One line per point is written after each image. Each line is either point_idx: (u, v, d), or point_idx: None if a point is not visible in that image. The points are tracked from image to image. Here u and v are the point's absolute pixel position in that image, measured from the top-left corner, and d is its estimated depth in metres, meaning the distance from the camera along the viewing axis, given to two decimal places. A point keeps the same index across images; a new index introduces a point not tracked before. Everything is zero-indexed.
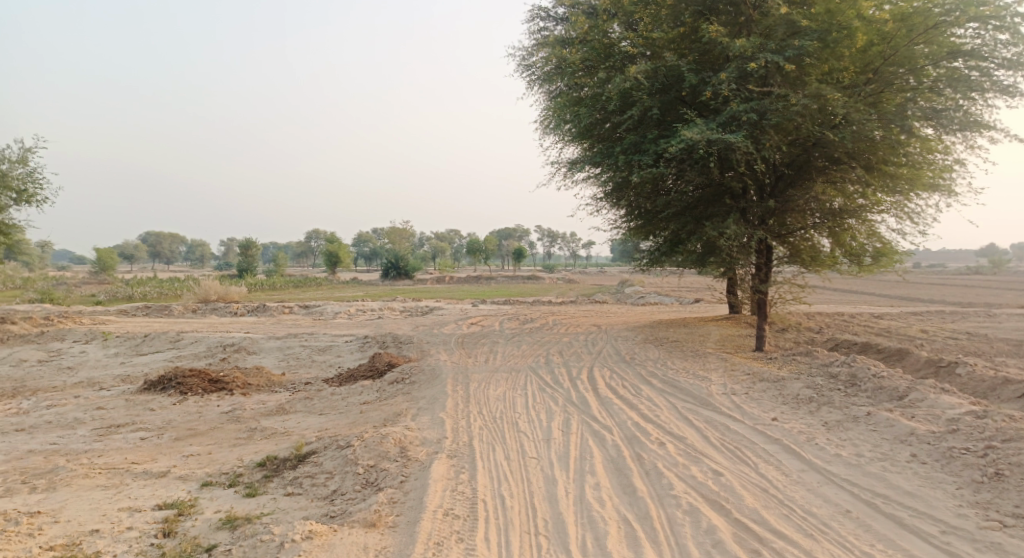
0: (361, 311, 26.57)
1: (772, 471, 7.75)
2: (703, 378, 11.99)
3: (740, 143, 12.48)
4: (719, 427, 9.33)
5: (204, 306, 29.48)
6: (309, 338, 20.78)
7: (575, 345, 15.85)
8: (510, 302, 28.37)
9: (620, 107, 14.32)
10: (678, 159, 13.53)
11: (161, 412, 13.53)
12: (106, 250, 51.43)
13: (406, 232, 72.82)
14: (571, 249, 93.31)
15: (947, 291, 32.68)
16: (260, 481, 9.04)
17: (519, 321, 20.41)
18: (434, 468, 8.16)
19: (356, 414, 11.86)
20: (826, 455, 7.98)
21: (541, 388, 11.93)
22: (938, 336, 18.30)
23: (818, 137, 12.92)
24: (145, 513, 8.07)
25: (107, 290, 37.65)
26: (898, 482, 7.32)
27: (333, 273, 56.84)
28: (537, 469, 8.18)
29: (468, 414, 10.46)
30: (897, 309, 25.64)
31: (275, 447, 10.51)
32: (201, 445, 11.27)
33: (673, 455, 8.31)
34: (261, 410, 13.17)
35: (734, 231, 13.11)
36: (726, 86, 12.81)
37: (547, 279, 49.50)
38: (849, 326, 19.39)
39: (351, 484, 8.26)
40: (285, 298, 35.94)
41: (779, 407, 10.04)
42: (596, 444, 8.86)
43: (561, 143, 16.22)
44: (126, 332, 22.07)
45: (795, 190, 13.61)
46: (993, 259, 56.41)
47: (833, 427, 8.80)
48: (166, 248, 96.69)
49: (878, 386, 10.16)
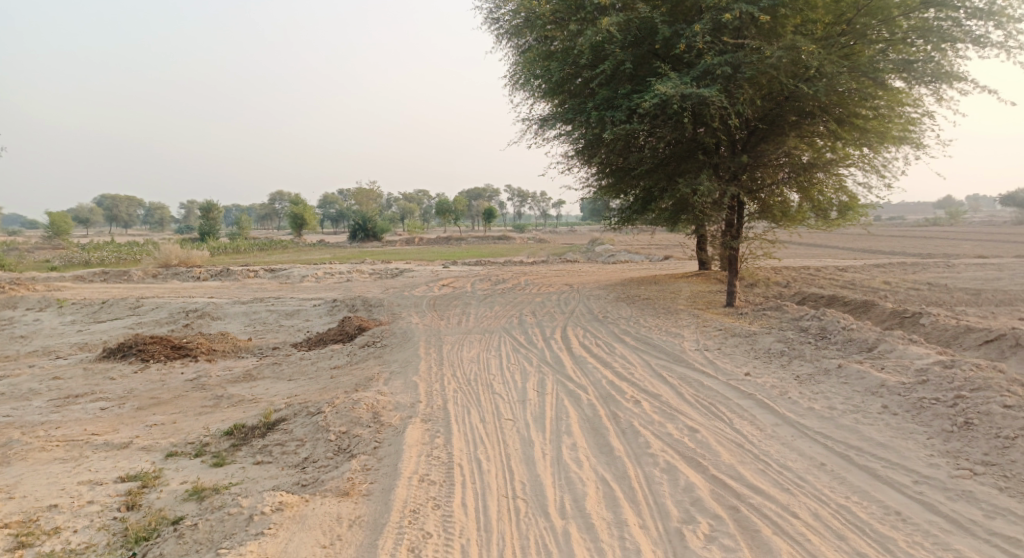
0: (329, 274, 26.15)
1: (747, 427, 7.70)
2: (676, 335, 11.93)
3: (715, 97, 12.28)
4: (694, 383, 9.28)
5: (166, 270, 28.78)
6: (276, 302, 20.38)
7: (546, 304, 15.71)
8: (480, 263, 28.09)
9: (592, 61, 14.04)
10: (651, 115, 13.29)
11: (122, 381, 13.14)
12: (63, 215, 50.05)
13: (372, 193, 71.79)
14: (538, 209, 93.04)
15: (911, 244, 33.12)
16: (227, 450, 8.79)
17: (490, 282, 20.20)
18: (408, 433, 7.98)
19: (326, 379, 11.62)
20: (800, 409, 7.95)
21: (513, 349, 11.78)
22: (903, 288, 18.51)
23: (792, 90, 12.80)
24: (107, 486, 7.80)
25: (65, 256, 36.57)
26: (872, 434, 7.31)
27: (299, 236, 55.98)
28: (512, 431, 8.04)
29: (441, 376, 10.29)
30: (862, 263, 25.93)
31: (242, 414, 10.25)
32: (164, 413, 10.96)
33: (649, 413, 8.23)
34: (227, 377, 12.86)
35: (708, 187, 12.89)
36: (701, 38, 12.58)
37: (517, 238, 49.20)
38: (816, 280, 19.53)
39: (323, 451, 8.06)
40: (250, 262, 35.25)
41: (752, 362, 10.01)
42: (571, 404, 8.74)
43: (530, 99, 15.86)
44: (85, 300, 21.44)
45: (768, 144, 13.47)
46: (951, 212, 57.44)
47: (805, 381, 8.78)
48: (125, 212, 94.34)
49: (848, 339, 10.17)
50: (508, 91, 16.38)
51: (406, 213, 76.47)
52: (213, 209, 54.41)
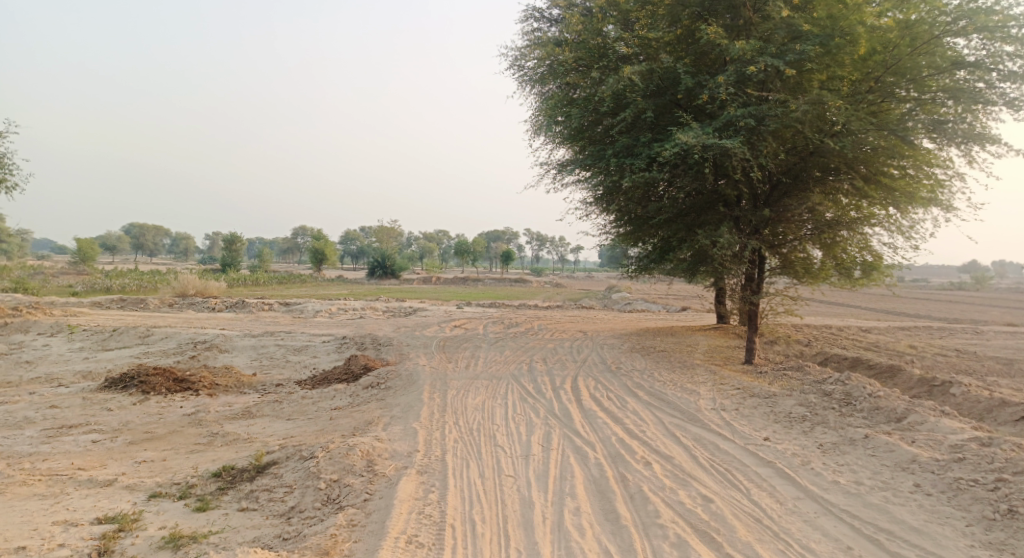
0: (343, 310, 25.88)
1: (766, 499, 7.16)
2: (691, 392, 11.40)
3: (737, 149, 11.92)
4: (709, 445, 8.75)
5: (182, 300, 28.68)
6: (285, 337, 20.05)
7: (559, 352, 15.26)
8: (496, 305, 27.69)
9: (613, 108, 13.77)
10: (671, 163, 12.95)
11: (119, 413, 12.78)
12: (88, 241, 50.52)
13: (392, 231, 71.98)
14: (558, 254, 92.87)
15: (937, 307, 32.31)
16: (213, 494, 8.36)
17: (503, 326, 19.77)
18: (401, 486, 7.51)
19: (325, 421, 11.20)
20: (823, 483, 7.40)
21: (521, 398, 11.30)
22: (929, 352, 17.89)
23: (817, 145, 12.36)
24: (82, 527, 7.40)
25: (84, 282, 36.67)
26: (903, 516, 6.74)
27: (318, 271, 56.08)
28: (512, 490, 7.55)
29: (443, 424, 9.82)
30: (886, 324, 25.29)
31: (234, 455, 9.83)
32: (156, 450, 10.57)
33: (659, 477, 7.71)
34: (226, 413, 12.48)
35: (728, 239, 12.52)
36: (724, 89, 12.23)
37: (535, 282, 48.84)
38: (837, 340, 18.95)
39: (311, 501, 7.62)
40: (266, 294, 35.13)
41: (771, 426, 9.46)
42: (577, 462, 8.24)
43: (551, 144, 15.61)
44: (95, 326, 21.25)
45: (791, 199, 13.00)
46: (976, 275, 56.31)
47: (829, 450, 8.22)
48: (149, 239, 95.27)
49: (875, 407, 9.61)
50: (528, 135, 16.17)
51: (425, 253, 76.36)
52: (234, 239, 54.74)
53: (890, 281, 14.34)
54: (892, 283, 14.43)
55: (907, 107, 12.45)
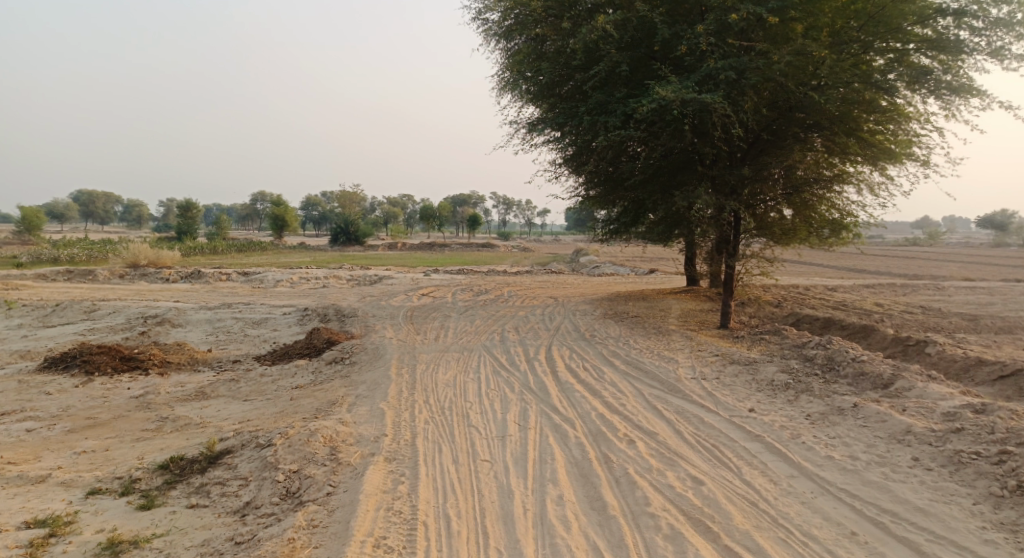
0: (304, 279, 24.94)
1: (760, 480, 6.69)
2: (669, 360, 10.90)
3: (718, 104, 11.35)
4: (693, 419, 8.25)
5: (135, 271, 27.42)
6: (243, 309, 19.15)
7: (529, 319, 14.67)
8: (462, 271, 26.91)
9: (585, 62, 13.11)
10: (648, 121, 12.32)
11: (59, 397, 11.89)
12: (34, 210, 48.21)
13: (354, 196, 70.38)
14: (523, 219, 92.04)
15: (901, 264, 32.41)
16: (159, 489, 7.65)
17: (471, 293, 19.08)
18: (367, 477, 6.89)
19: (285, 402, 10.48)
20: (817, 458, 6.95)
21: (494, 372, 10.70)
22: (898, 310, 17.71)
23: (799, 98, 11.82)
24: (8, 533, 6.72)
25: (34, 252, 34.99)
26: (906, 495, 6.33)
27: (279, 238, 54.60)
28: (489, 478, 6.97)
29: (412, 403, 9.18)
30: (852, 282, 25.19)
31: (185, 442, 9.11)
32: (98, 438, 9.78)
33: (645, 457, 7.19)
34: (177, 395, 11.68)
35: (706, 201, 11.96)
36: (704, 39, 11.66)
37: (501, 247, 48.08)
38: (807, 300, 18.70)
39: (268, 495, 6.98)
40: (224, 264, 33.87)
41: (755, 396, 9.01)
42: (557, 442, 7.69)
43: (519, 102, 14.83)
44: (39, 301, 20.03)
45: (769, 157, 12.27)
46: (933, 232, 57.04)
47: (818, 421, 7.77)
48: (101, 207, 91.95)
49: (860, 372, 9.19)
50: (496, 94, 15.38)
51: (388, 219, 74.81)
52: (190, 207, 53.07)
53: (859, 241, 14.04)
54: (862, 244, 14.17)
55: (884, 62, 11.95)
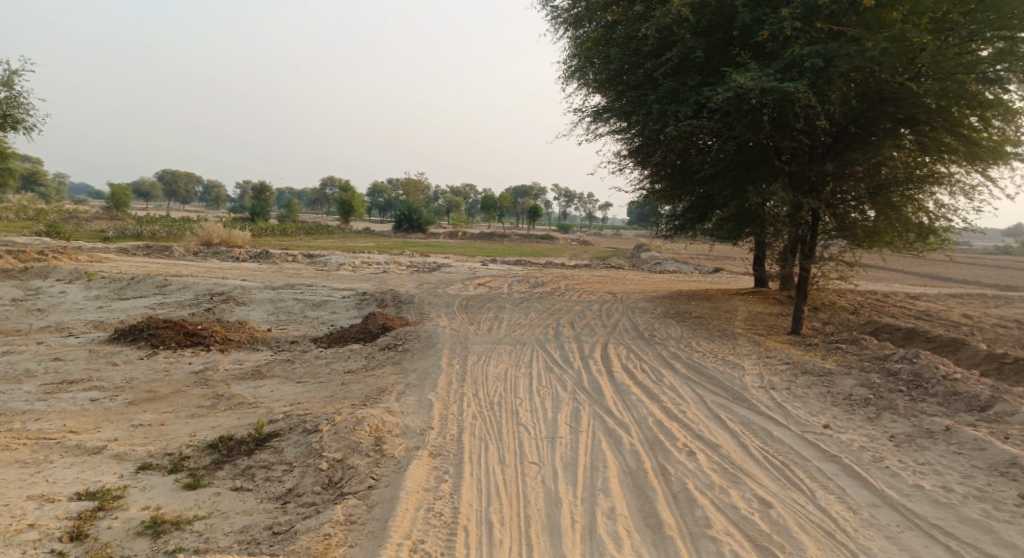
0: (367, 263, 25.00)
1: (837, 506, 6.15)
2: (734, 365, 10.32)
3: (801, 93, 10.68)
4: (759, 432, 7.71)
5: (207, 249, 27.99)
6: (305, 290, 19.24)
7: (587, 315, 14.23)
8: (523, 262, 26.52)
9: (658, 48, 12.59)
10: (723, 110, 11.72)
11: (123, 368, 12.05)
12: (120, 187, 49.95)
13: (421, 184, 70.75)
14: (586, 211, 90.79)
15: (987, 274, 30.49)
16: (207, 469, 7.51)
17: (529, 285, 18.70)
18: (411, 473, 6.62)
19: (334, 386, 10.35)
20: (903, 486, 6.35)
21: (547, 367, 10.33)
22: (986, 323, 16.58)
23: (893, 90, 11.06)
24: (57, 503, 6.67)
25: (116, 227, 36.21)
26: (1013, 539, 5.69)
27: (347, 222, 55.30)
28: (537, 483, 6.61)
29: (461, 396, 8.89)
30: (935, 291, 23.83)
31: (235, 422, 9.02)
32: (154, 412, 9.79)
33: (706, 472, 6.72)
34: (234, 373, 11.68)
35: (782, 197, 11.32)
36: (790, 23, 11.00)
37: (565, 240, 47.47)
38: (885, 308, 17.69)
39: (310, 483, 6.79)
40: (293, 246, 34.33)
41: (831, 411, 8.40)
42: (610, 449, 7.27)
43: (585, 90, 14.38)
44: (114, 274, 20.57)
45: (855, 151, 11.58)
46: (1022, 242, 53.80)
47: (903, 444, 7.14)
48: (182, 186, 94.85)
49: (951, 392, 8.47)
50: (562, 81, 14.98)
51: (453, 207, 75.08)
52: (265, 188, 54.22)
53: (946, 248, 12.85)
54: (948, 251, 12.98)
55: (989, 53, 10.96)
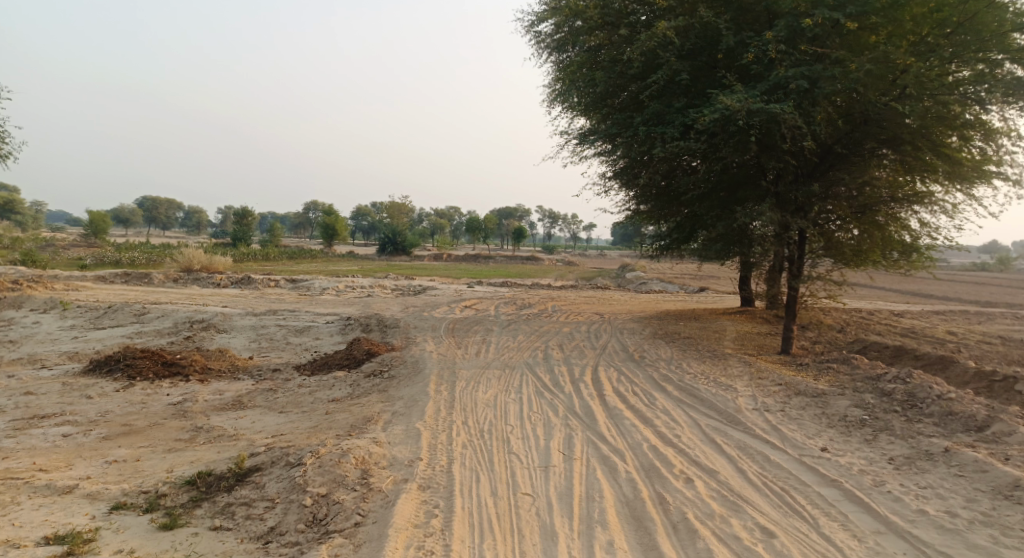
0: (350, 287, 24.70)
1: (841, 535, 6.00)
2: (726, 387, 10.15)
3: (787, 114, 10.64)
4: (756, 456, 7.53)
5: (187, 275, 27.57)
6: (288, 316, 18.91)
7: (575, 337, 14.03)
8: (508, 284, 26.34)
9: (642, 71, 12.53)
10: (709, 132, 11.65)
11: (98, 401, 11.69)
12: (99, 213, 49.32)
13: (404, 207, 70.59)
14: (569, 232, 90.94)
15: (968, 289, 30.69)
16: (184, 507, 7.22)
17: (515, 307, 18.50)
18: (399, 508, 6.37)
19: (319, 416, 10.06)
20: (907, 512, 6.20)
21: (537, 392, 10.11)
22: (971, 339, 16.58)
23: (877, 112, 10.99)
24: (25, 549, 6.34)
25: (95, 254, 35.67)
26: None
27: (329, 246, 54.93)
28: (532, 515, 6.39)
29: (450, 425, 8.64)
30: (919, 307, 23.89)
31: (215, 456, 8.71)
32: (130, 447, 9.45)
33: (705, 500, 6.53)
34: (214, 403, 11.36)
35: (770, 216, 11.23)
36: (774, 46, 11.00)
37: (549, 261, 47.37)
38: (871, 325, 17.65)
39: (293, 521, 6.52)
40: (275, 271, 33.93)
41: (827, 433, 8.23)
42: (605, 477, 7.06)
43: (570, 113, 14.31)
44: (91, 302, 20.14)
45: (842, 172, 11.51)
46: (999, 257, 54.40)
47: (903, 467, 6.98)
48: (162, 212, 94.02)
49: (948, 412, 8.33)
50: (546, 104, 14.91)
51: (437, 230, 75.02)
52: (246, 213, 53.81)
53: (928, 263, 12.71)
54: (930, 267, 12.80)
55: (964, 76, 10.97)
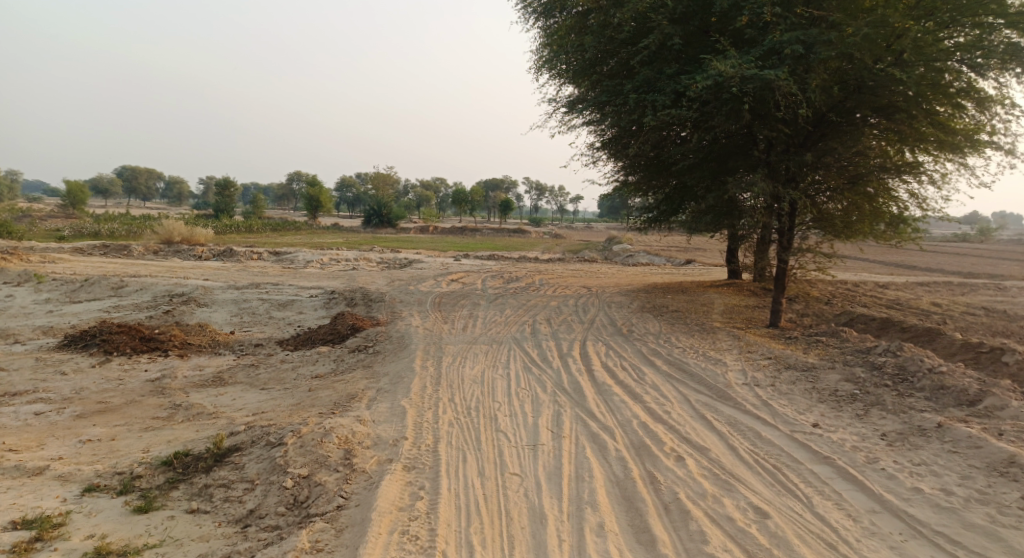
0: (335, 260, 24.37)
1: (835, 514, 5.92)
2: (716, 361, 9.99)
3: (781, 81, 10.39)
4: (748, 432, 7.38)
5: (168, 248, 27.08)
6: (271, 290, 18.60)
7: (563, 311, 13.82)
8: (495, 257, 26.09)
9: (634, 36, 12.22)
10: (701, 100, 11.40)
11: (74, 378, 11.39)
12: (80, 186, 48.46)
13: (389, 178, 69.88)
14: (555, 204, 90.50)
15: (954, 261, 30.76)
16: (160, 489, 6.99)
17: (502, 280, 18.27)
18: (383, 491, 6.20)
19: (302, 393, 9.83)
20: (902, 490, 6.11)
21: (525, 368, 9.91)
22: (957, 310, 16.54)
23: (872, 79, 10.74)
24: None
25: (75, 226, 35.05)
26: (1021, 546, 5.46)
27: (314, 219, 54.34)
28: (520, 497, 6.25)
29: (435, 402, 8.43)
30: (905, 279, 23.88)
31: (194, 435, 8.47)
32: (106, 426, 9.19)
33: (697, 480, 6.40)
34: (194, 380, 11.09)
35: (762, 187, 10.99)
36: (769, 10, 10.74)
37: (535, 233, 47.05)
38: (859, 297, 17.58)
39: (273, 504, 6.32)
40: (259, 243, 33.47)
41: (818, 408, 8.09)
42: (595, 456, 6.90)
43: (557, 81, 13.99)
44: (68, 276, 19.70)
45: (835, 142, 11.32)
46: (982, 228, 54.68)
47: (896, 443, 6.85)
48: (143, 182, 92.59)
49: (939, 386, 8.21)
50: (533, 72, 14.57)
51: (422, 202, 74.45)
52: (230, 184, 52.99)
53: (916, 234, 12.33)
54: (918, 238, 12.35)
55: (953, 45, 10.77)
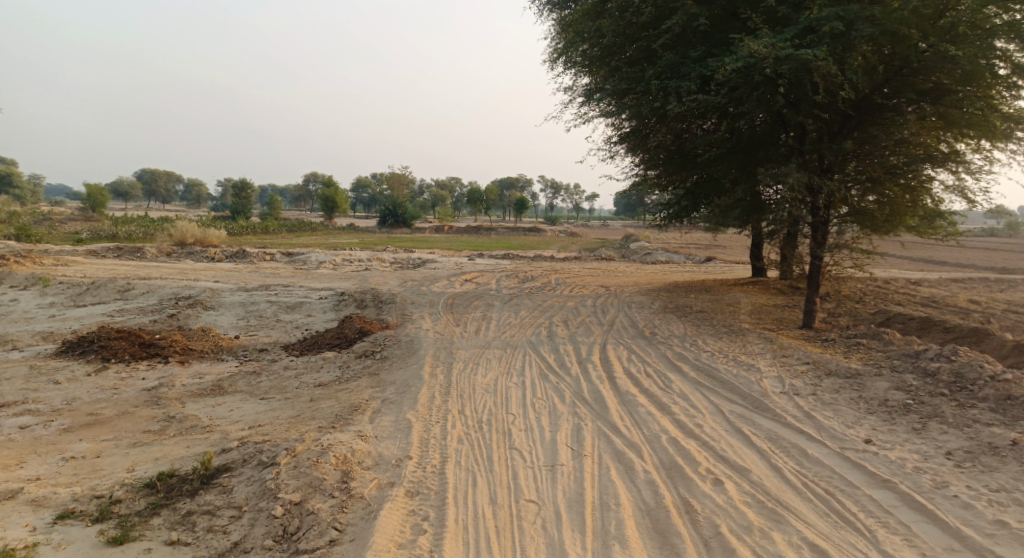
0: (347, 261, 23.71)
1: (906, 553, 5.22)
2: (749, 367, 9.20)
3: (819, 61, 9.62)
4: (792, 449, 6.61)
5: (180, 249, 26.53)
6: (280, 291, 17.95)
7: (581, 311, 13.04)
8: (510, 255, 25.35)
9: (655, 19, 11.45)
10: (730, 84, 10.62)
11: (67, 387, 10.76)
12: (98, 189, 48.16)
13: (404, 178, 69.27)
14: (571, 202, 89.62)
15: (984, 255, 29.65)
16: (140, 515, 6.28)
17: (518, 280, 17.51)
18: (382, 523, 5.59)
19: (302, 403, 9.14)
20: (981, 524, 5.38)
21: (541, 375, 9.16)
22: (998, 308, 15.61)
23: (918, 58, 9.88)
24: None
25: (90, 229, 34.60)
26: None
27: (329, 219, 53.79)
28: (538, 531, 5.59)
29: (444, 415, 7.71)
30: (937, 275, 22.89)
31: (183, 452, 7.79)
32: (92, 441, 8.53)
33: (739, 510, 5.69)
34: (192, 388, 10.43)
35: (796, 179, 10.17)
36: None
37: (551, 231, 46.21)
38: (893, 295, 16.67)
39: (261, 537, 5.66)
40: (274, 244, 32.83)
41: (868, 420, 7.29)
42: (621, 480, 6.16)
43: (573, 69, 13.22)
44: (74, 278, 19.12)
45: (876, 129, 10.48)
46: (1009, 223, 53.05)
47: (966, 463, 6.06)
48: (162, 184, 92.63)
49: (1005, 396, 7.38)
50: (548, 60, 13.84)
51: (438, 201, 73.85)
52: (246, 184, 52.50)
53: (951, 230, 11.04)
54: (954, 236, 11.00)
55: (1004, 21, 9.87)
